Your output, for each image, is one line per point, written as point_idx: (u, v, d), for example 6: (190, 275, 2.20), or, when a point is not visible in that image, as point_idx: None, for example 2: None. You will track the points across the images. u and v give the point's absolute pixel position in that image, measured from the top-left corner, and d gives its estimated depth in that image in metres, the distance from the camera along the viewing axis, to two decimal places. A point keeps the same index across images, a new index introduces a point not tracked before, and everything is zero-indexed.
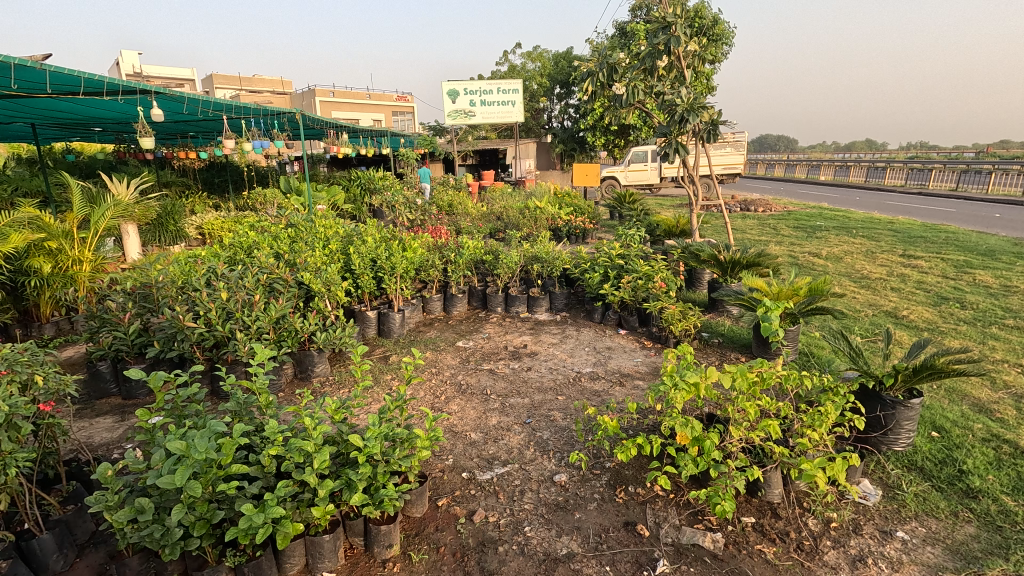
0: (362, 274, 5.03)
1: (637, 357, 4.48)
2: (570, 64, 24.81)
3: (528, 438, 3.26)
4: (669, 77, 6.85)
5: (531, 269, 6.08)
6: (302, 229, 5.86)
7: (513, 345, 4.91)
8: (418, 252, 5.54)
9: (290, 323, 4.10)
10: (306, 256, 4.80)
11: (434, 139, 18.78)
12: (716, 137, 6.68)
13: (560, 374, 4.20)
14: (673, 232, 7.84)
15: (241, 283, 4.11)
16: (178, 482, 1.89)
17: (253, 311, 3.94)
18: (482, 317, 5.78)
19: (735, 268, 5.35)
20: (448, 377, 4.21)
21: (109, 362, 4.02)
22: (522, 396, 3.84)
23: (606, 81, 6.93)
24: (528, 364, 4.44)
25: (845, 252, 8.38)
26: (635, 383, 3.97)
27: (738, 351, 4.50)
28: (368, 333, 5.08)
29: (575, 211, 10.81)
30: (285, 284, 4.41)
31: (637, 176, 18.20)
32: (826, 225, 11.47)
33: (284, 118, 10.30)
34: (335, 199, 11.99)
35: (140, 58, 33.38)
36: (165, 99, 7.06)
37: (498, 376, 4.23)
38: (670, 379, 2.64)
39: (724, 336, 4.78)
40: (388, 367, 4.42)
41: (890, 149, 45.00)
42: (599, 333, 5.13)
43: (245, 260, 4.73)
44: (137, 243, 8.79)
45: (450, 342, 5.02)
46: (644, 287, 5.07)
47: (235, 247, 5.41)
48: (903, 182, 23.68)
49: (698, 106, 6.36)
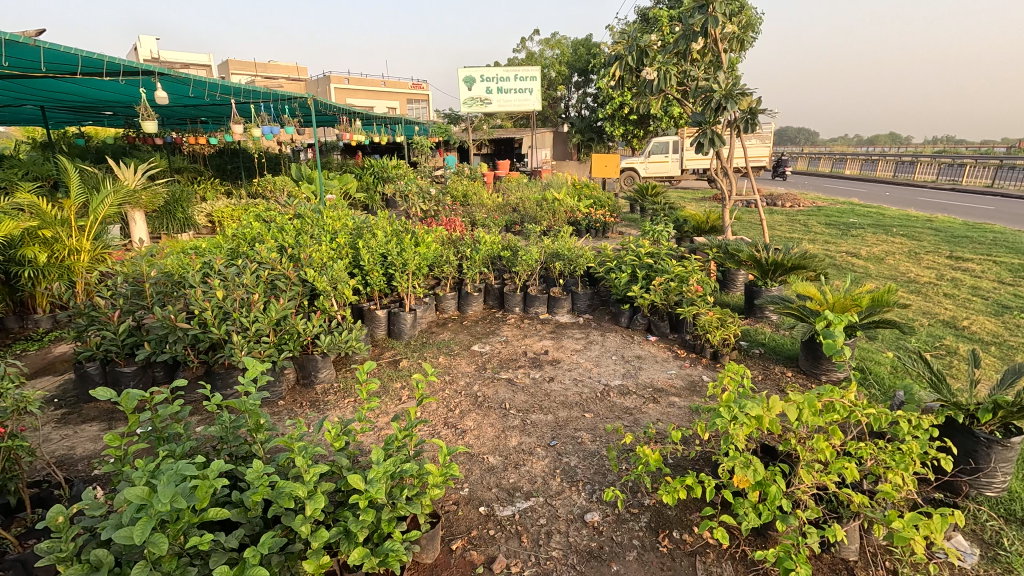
0: (371, 270, 4.65)
1: (671, 369, 4.06)
2: (589, 51, 24.15)
3: (554, 465, 2.89)
4: (704, 61, 6.34)
5: (552, 267, 5.68)
6: (308, 220, 5.49)
7: (533, 351, 4.52)
8: (432, 248, 5.17)
9: (292, 325, 3.75)
10: (310, 249, 4.42)
11: (449, 128, 18.36)
12: (755, 127, 6.17)
13: (586, 387, 3.80)
14: (703, 229, 7.35)
15: (239, 280, 3.76)
16: (138, 539, 1.53)
17: (250, 311, 3.60)
18: (499, 317, 5.40)
19: (778, 270, 4.86)
20: (462, 388, 3.84)
21: (97, 363, 3.73)
22: (545, 412, 3.47)
23: (635, 65, 6.43)
24: (550, 374, 4.06)
25: (886, 253, 7.85)
26: (672, 401, 3.56)
27: (784, 363, 4.08)
28: (377, 334, 4.75)
29: (595, 203, 10.34)
30: (288, 281, 4.04)
31: (658, 168, 17.61)
32: (860, 222, 10.89)
33: (296, 103, 9.94)
34: (348, 186, 11.67)
35: (157, 43, 33.57)
36: (170, 81, 6.75)
37: (518, 387, 3.85)
38: (728, 411, 2.24)
39: (765, 346, 4.35)
40: (398, 375, 4.07)
41: (920, 143, 43.44)
42: (626, 339, 4.71)
43: (246, 253, 4.39)
44: (144, 230, 8.67)
45: (464, 346, 4.65)
46: (677, 290, 4.67)
47: (237, 240, 5.07)
48: (933, 177, 22.86)
49: (737, 93, 5.83)
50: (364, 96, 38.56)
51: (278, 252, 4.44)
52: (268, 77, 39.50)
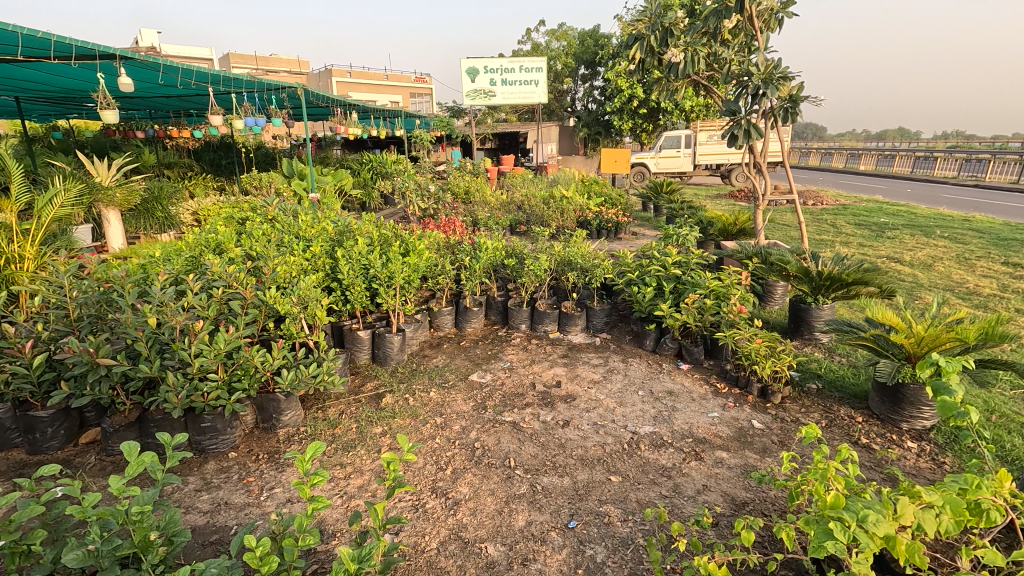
0: (351, 284, 3.92)
1: (712, 411, 3.31)
2: (597, 42, 23.26)
3: (575, 562, 2.17)
4: (736, 42, 5.58)
5: (564, 278, 4.94)
6: (282, 224, 4.75)
7: (543, 382, 3.78)
8: (424, 257, 4.43)
9: (246, 359, 3.02)
10: (275, 260, 3.69)
11: (451, 121, 17.55)
12: (795, 117, 5.38)
13: (609, 437, 3.06)
14: (731, 232, 6.56)
15: (181, 304, 3.04)
16: None
17: (190, 342, 2.88)
18: (503, 337, 4.67)
19: (833, 286, 4.10)
20: (457, 436, 3.11)
21: (9, 405, 2.99)
22: (561, 474, 2.74)
23: (658, 46, 5.62)
24: (564, 416, 3.32)
25: (933, 258, 7.06)
26: (719, 459, 2.83)
27: (849, 405, 3.33)
28: (359, 359, 4.06)
29: (606, 201, 9.57)
30: (245, 303, 3.31)
31: (669, 163, 16.79)
32: (892, 222, 10.09)
33: (284, 93, 9.19)
34: (342, 183, 10.92)
35: (158, 36, 32.99)
36: (136, 67, 6.02)
37: (525, 435, 3.11)
38: (845, 530, 1.49)
39: (823, 379, 3.61)
40: (379, 416, 3.36)
41: (931, 140, 42.36)
42: (653, 368, 3.95)
43: (201, 266, 3.65)
44: (121, 232, 8.02)
45: (461, 375, 3.92)
46: (714, 310, 3.95)
47: (199, 248, 4.35)
48: (955, 173, 21.93)
49: (778, 77, 5.06)
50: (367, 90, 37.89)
51: (239, 264, 3.72)
52: (268, 71, 38.80)
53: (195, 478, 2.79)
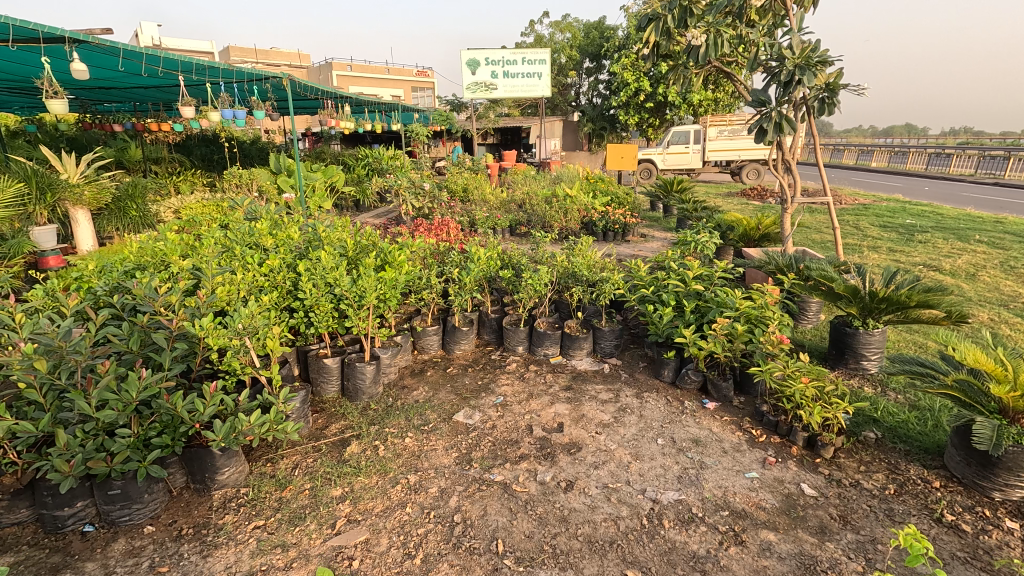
0: (315, 305, 3.29)
1: (750, 470, 2.68)
2: (603, 35, 22.55)
3: None
4: (764, 23, 4.91)
5: (568, 292, 4.32)
6: (243, 229, 4.13)
7: (542, 425, 3.15)
8: (405, 269, 3.78)
9: (166, 408, 2.37)
10: (218, 277, 3.04)
11: (451, 114, 16.81)
12: (833, 108, 4.72)
13: (624, 509, 2.43)
14: (753, 237, 5.89)
15: (86, 339, 2.40)
16: None
17: (90, 389, 2.25)
18: (497, 361, 4.05)
19: (887, 308, 3.46)
20: (433, 504, 2.49)
21: None
22: (563, 565, 2.13)
23: (676, 28, 4.93)
24: (568, 475, 2.68)
25: (975, 266, 6.39)
26: (768, 545, 2.20)
27: (919, 462, 2.69)
28: (326, 391, 3.47)
29: (613, 200, 8.92)
30: (173, 334, 2.66)
31: (677, 159, 16.03)
32: (918, 224, 9.42)
33: (268, 83, 8.54)
34: (334, 180, 10.29)
35: (157, 29, 32.40)
36: (91, 51, 5.38)
37: (519, 504, 2.48)
38: None
39: (883, 426, 2.97)
40: (340, 471, 2.74)
41: (941, 137, 41.52)
42: (674, 406, 3.32)
43: (129, 285, 3.02)
44: (91, 232, 7.41)
45: (445, 413, 3.30)
46: (747, 337, 3.32)
47: (141, 259, 3.73)
48: (972, 171, 21.15)
49: (818, 61, 4.38)
50: (368, 84, 37.30)
51: (177, 282, 3.09)
52: (268, 64, 38.08)
53: (94, 565, 2.18)
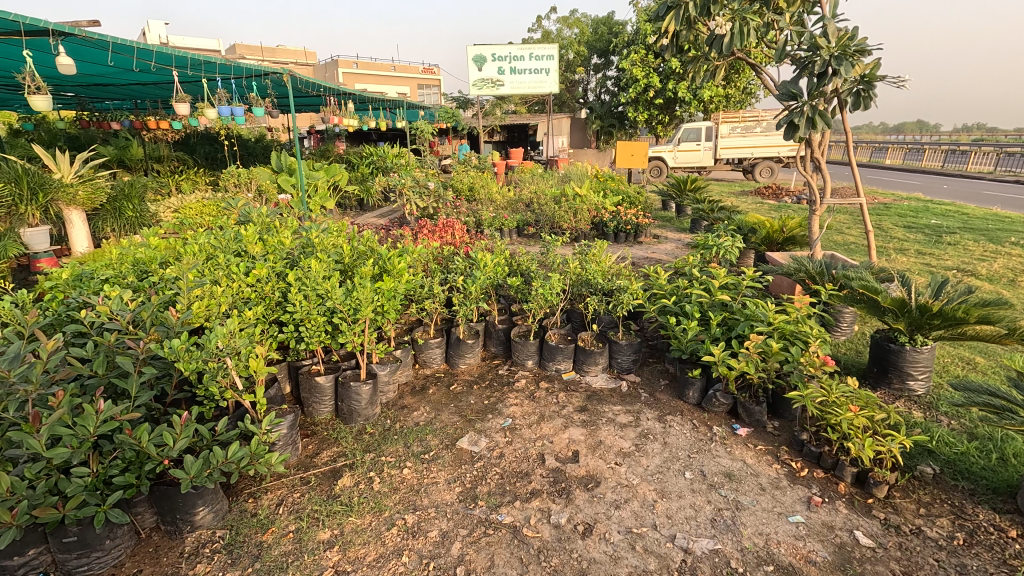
0: (305, 318, 3.00)
1: (794, 513, 2.35)
2: (611, 31, 22.16)
3: None
4: (794, 10, 4.54)
5: (581, 302, 4.00)
6: (232, 233, 3.83)
7: (555, 454, 2.84)
8: (406, 277, 3.48)
9: (129, 442, 2.07)
10: (197, 290, 2.75)
11: (456, 112, 16.50)
12: (868, 102, 4.37)
13: (652, 561, 2.12)
14: (776, 240, 5.54)
15: (37, 365, 2.10)
16: None
17: (39, 424, 1.95)
18: (504, 377, 3.74)
19: (938, 323, 3.12)
20: (433, 552, 2.18)
21: None
22: None
23: (698, 16, 4.57)
24: (585, 517, 2.37)
25: (1013, 270, 6.01)
26: None
27: (987, 504, 2.36)
28: (319, 412, 3.18)
29: (624, 199, 8.59)
30: (141, 356, 2.36)
31: (688, 157, 15.65)
32: (944, 224, 9.02)
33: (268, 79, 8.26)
34: (337, 179, 10.02)
35: (163, 27, 32.30)
36: (78, 45, 5.10)
37: (531, 553, 2.17)
38: None
39: (939, 458, 2.64)
40: (329, 509, 2.45)
41: (954, 134, 40.81)
42: (701, 432, 2.99)
43: (99, 298, 2.73)
44: (87, 234, 7.10)
45: (448, 439, 2.99)
46: (783, 356, 2.99)
47: (120, 267, 3.44)
48: (990, 168, 20.60)
49: (855, 51, 4.02)
50: (374, 81, 37.10)
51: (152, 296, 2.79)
52: (275, 62, 37.95)
53: None
